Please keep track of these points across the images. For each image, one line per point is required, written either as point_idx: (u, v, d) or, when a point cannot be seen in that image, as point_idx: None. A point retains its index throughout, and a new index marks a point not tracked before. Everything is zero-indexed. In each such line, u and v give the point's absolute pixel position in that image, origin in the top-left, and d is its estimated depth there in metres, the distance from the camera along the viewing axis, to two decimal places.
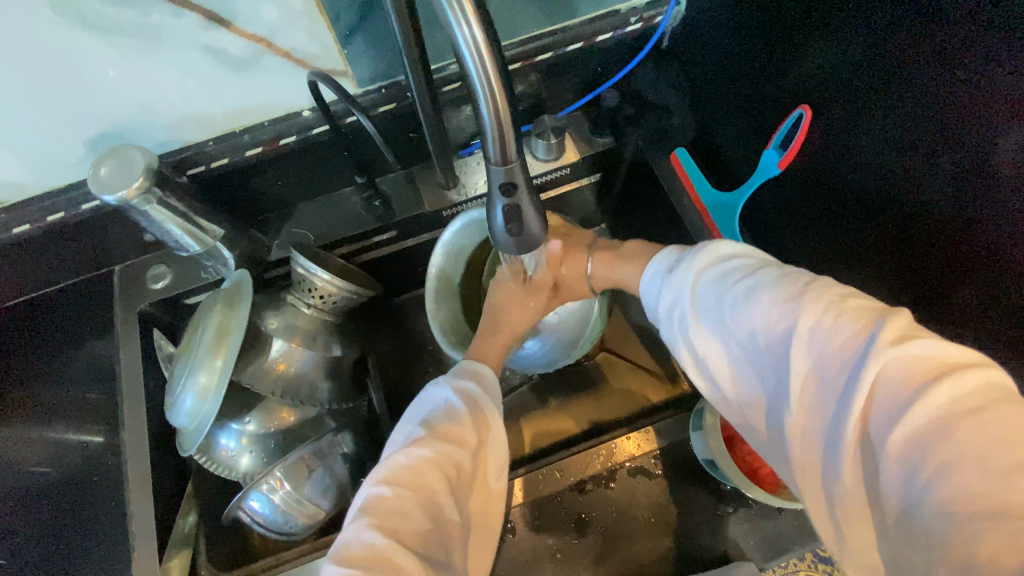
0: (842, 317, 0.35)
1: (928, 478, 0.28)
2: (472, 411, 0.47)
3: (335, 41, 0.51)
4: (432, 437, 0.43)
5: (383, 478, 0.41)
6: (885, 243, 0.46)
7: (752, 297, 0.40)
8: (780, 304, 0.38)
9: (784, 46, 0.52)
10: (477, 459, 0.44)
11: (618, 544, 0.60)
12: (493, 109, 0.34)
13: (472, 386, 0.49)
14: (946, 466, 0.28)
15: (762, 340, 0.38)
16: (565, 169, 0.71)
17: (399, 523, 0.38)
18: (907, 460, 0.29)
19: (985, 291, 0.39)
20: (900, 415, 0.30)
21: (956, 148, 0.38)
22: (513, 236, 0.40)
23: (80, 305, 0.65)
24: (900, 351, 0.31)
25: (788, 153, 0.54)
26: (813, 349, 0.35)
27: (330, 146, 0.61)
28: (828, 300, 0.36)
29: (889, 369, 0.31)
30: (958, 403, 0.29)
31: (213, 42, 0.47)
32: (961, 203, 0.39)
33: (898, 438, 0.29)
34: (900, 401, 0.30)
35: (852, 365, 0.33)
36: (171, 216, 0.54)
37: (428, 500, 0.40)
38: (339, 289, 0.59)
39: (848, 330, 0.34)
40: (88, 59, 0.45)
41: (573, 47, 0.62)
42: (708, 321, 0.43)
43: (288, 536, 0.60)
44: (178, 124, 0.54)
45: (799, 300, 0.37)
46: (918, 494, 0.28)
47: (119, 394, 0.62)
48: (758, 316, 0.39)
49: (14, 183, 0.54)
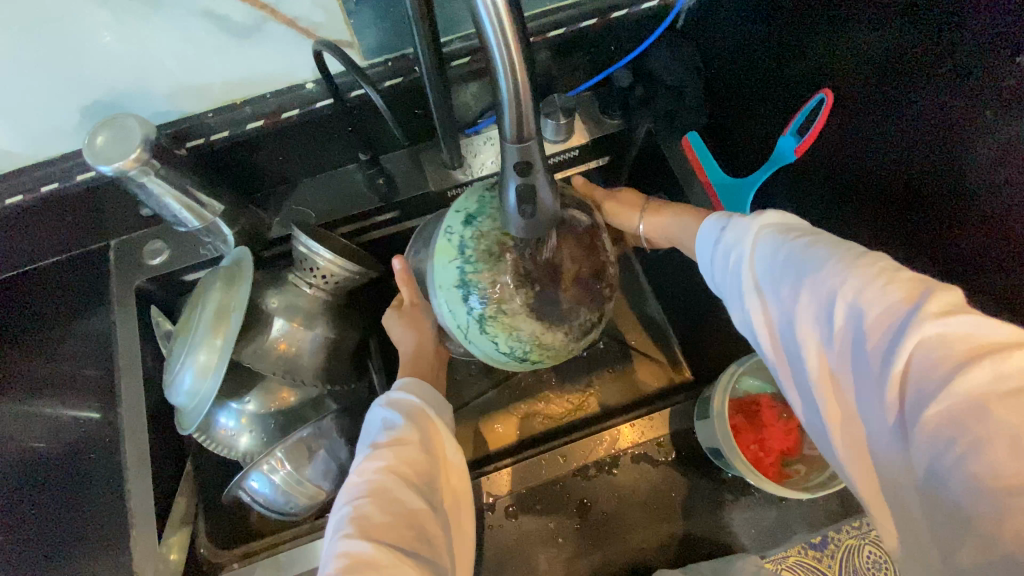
0: (888, 288, 0.32)
1: (959, 454, 0.28)
2: (413, 417, 0.48)
3: (341, 10, 0.49)
4: (380, 447, 0.44)
5: (347, 497, 0.42)
6: (901, 239, 0.46)
7: (797, 263, 0.38)
8: (824, 271, 0.36)
9: (810, 24, 0.50)
10: (432, 457, 0.46)
11: (620, 530, 0.59)
12: (512, 82, 0.32)
13: (408, 397, 0.50)
14: (977, 444, 0.27)
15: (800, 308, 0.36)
16: (574, 151, 0.69)
17: (367, 526, 0.39)
18: (939, 437, 0.29)
19: (1000, 283, 0.39)
20: (936, 392, 0.29)
21: (992, 141, 0.37)
22: (525, 217, 0.39)
23: (74, 279, 0.64)
24: (942, 326, 0.30)
25: (806, 138, 0.52)
26: (852, 316, 0.33)
27: (334, 121, 0.60)
28: (879, 267, 0.34)
29: (928, 344, 0.30)
30: (997, 383, 0.28)
31: (214, 7, 0.45)
32: (987, 195, 0.39)
33: (933, 416, 0.29)
34: (936, 377, 0.29)
35: (893, 338, 0.31)
36: (169, 189, 0.52)
37: (389, 501, 0.41)
38: (342, 269, 0.58)
39: (890, 298, 0.32)
40: (83, 22, 0.43)
41: (587, 23, 0.60)
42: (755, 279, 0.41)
43: (289, 517, 0.60)
44: (177, 94, 0.52)
45: (847, 266, 0.35)
46: (946, 468, 0.29)
47: (117, 371, 0.61)
48: (800, 284, 0.37)
49: (7, 153, 0.52)
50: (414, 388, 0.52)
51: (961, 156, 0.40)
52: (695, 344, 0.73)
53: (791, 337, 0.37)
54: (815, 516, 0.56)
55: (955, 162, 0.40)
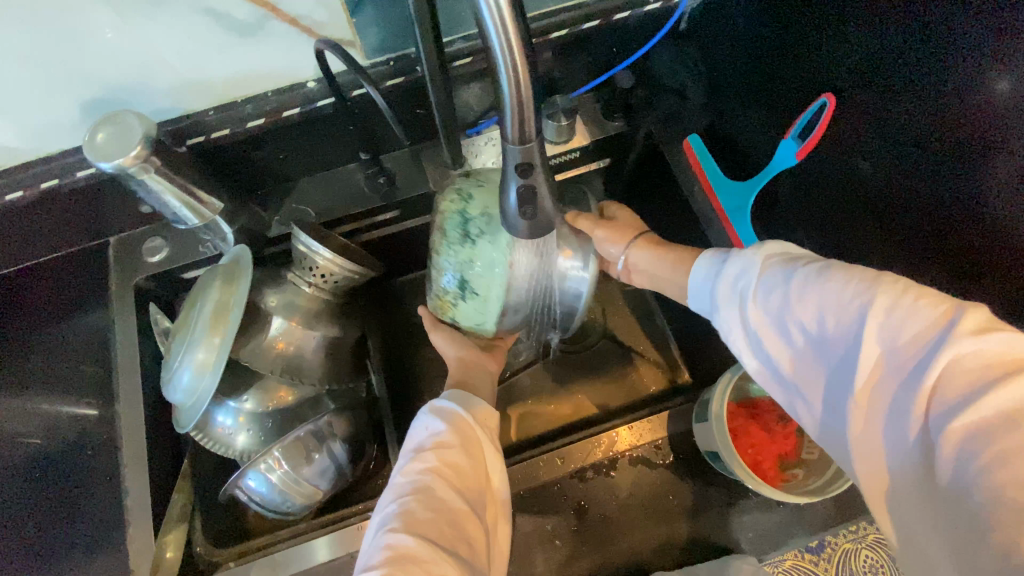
0: (919, 303, 0.31)
1: (989, 466, 0.27)
2: (460, 421, 0.48)
3: (343, 8, 0.49)
4: (421, 450, 0.45)
5: (392, 497, 0.43)
6: (907, 245, 0.46)
7: (817, 278, 0.36)
8: (847, 288, 0.34)
9: (811, 30, 0.50)
10: (477, 461, 0.46)
11: (616, 533, 0.59)
12: (515, 84, 0.33)
13: (452, 402, 0.50)
14: (1008, 455, 0.26)
15: (824, 326, 0.35)
16: (575, 153, 0.69)
17: (411, 523, 0.40)
18: (969, 449, 0.28)
19: (1008, 289, 0.39)
20: (970, 404, 0.28)
21: (995, 151, 0.37)
22: (526, 218, 0.39)
23: (73, 275, 0.64)
24: (980, 342, 0.28)
25: (807, 143, 0.52)
26: (885, 329, 0.32)
27: (336, 120, 0.60)
28: (908, 282, 0.32)
29: (966, 358, 0.29)
30: None
31: (216, 5, 0.45)
32: (985, 206, 0.38)
33: (964, 428, 0.28)
34: (974, 392, 0.28)
35: (928, 353, 0.30)
36: (169, 186, 0.52)
37: (430, 499, 0.42)
38: (341, 268, 0.58)
39: (922, 313, 0.31)
40: (84, 19, 0.43)
41: (589, 24, 0.60)
42: (773, 288, 0.39)
43: (286, 516, 0.60)
44: (179, 91, 0.52)
45: (873, 282, 0.33)
46: (974, 479, 0.27)
47: (115, 369, 0.61)
48: (821, 300, 0.35)
49: (6, 149, 0.52)
50: (459, 395, 0.52)
51: (961, 166, 0.40)
52: (694, 347, 0.73)
53: (813, 354, 0.35)
54: (815, 522, 0.56)
55: (956, 170, 0.40)
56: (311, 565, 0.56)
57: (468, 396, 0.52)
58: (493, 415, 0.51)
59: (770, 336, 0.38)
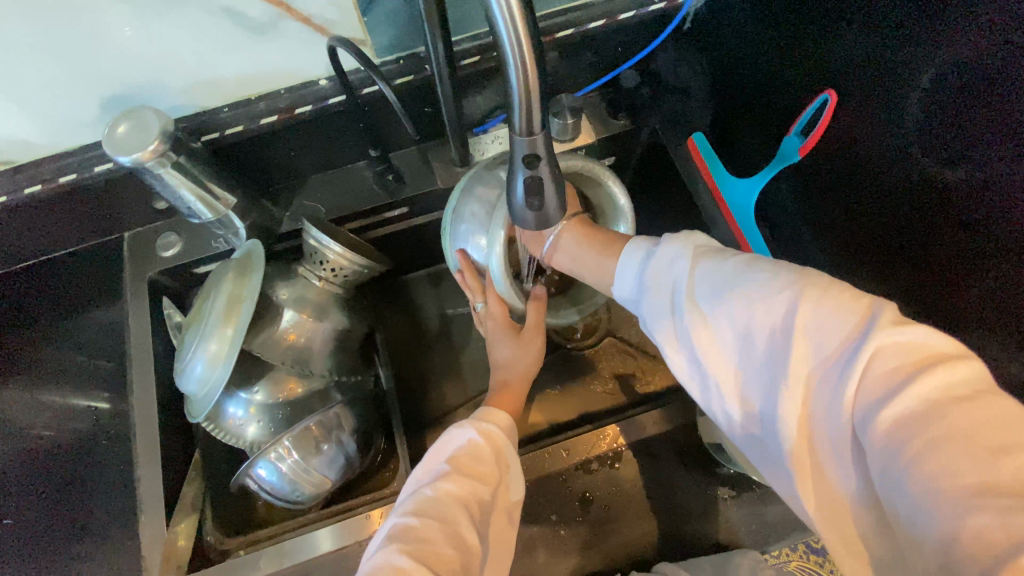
0: (840, 302, 0.33)
1: (912, 459, 0.27)
2: (493, 449, 0.48)
3: (354, 7, 0.50)
4: (456, 473, 0.45)
5: (410, 510, 0.42)
6: (902, 238, 0.46)
7: (741, 283, 0.38)
8: (773, 291, 0.36)
9: (812, 28, 0.50)
10: (497, 493, 0.46)
11: (619, 524, 0.61)
12: (522, 78, 0.34)
13: (493, 429, 0.50)
14: (933, 446, 0.27)
15: (756, 329, 0.36)
16: (580, 151, 0.70)
17: (427, 551, 0.38)
18: (894, 441, 0.28)
19: (994, 283, 0.40)
20: (889, 397, 0.29)
21: (986, 146, 0.38)
22: (531, 210, 0.40)
23: (88, 269, 0.65)
24: (897, 335, 0.30)
25: (809, 140, 0.53)
26: (810, 332, 0.33)
27: (346, 118, 0.61)
28: (824, 283, 0.34)
29: (887, 352, 0.30)
30: (948, 389, 0.28)
31: (232, 3, 0.46)
32: (977, 199, 0.39)
33: (888, 419, 0.29)
34: (894, 385, 0.29)
35: (851, 351, 0.31)
36: (184, 180, 0.53)
37: (451, 528, 0.40)
38: (351, 263, 0.59)
39: (843, 313, 0.32)
40: (104, 17, 0.45)
41: (595, 24, 0.61)
42: (704, 297, 0.40)
43: (294, 505, 0.61)
44: (195, 88, 0.54)
45: (794, 284, 0.35)
46: (902, 475, 0.28)
47: (129, 360, 0.62)
48: (749, 303, 0.36)
49: (27, 143, 0.54)
50: (495, 415, 0.53)
51: (955, 160, 0.40)
52: None
53: (750, 355, 0.36)
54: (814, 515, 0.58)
55: (949, 165, 0.41)
56: (318, 554, 0.56)
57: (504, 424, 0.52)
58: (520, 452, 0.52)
59: (706, 343, 0.39)
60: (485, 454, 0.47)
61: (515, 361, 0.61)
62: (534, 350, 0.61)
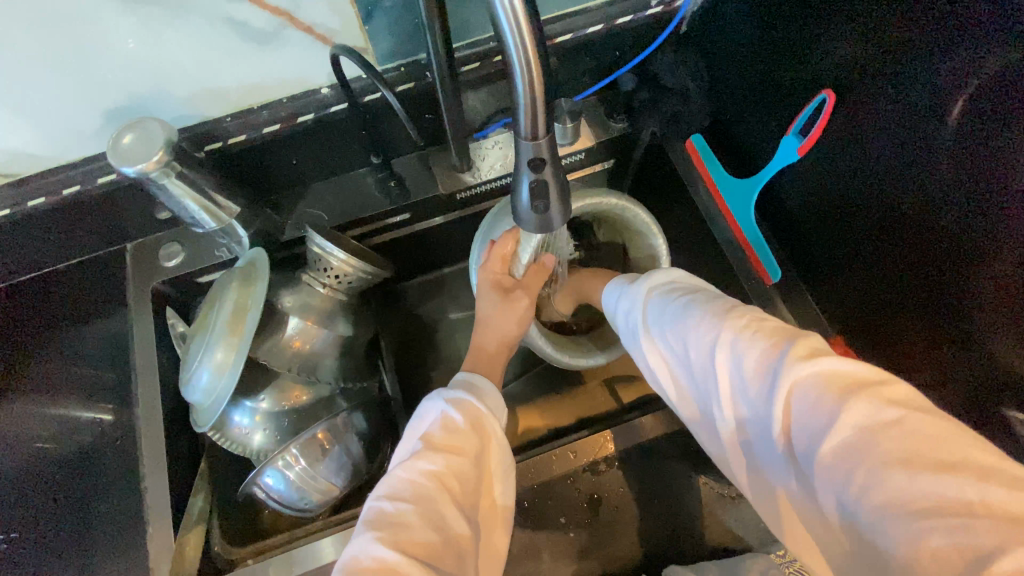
0: (757, 342, 0.38)
1: (853, 485, 0.30)
2: (470, 420, 0.47)
3: (356, 16, 0.50)
4: (432, 450, 0.44)
5: (387, 493, 0.43)
6: (907, 241, 0.47)
7: (683, 321, 0.44)
8: (711, 334, 0.41)
9: (806, 29, 0.51)
10: (481, 465, 0.45)
11: (626, 524, 0.61)
12: (527, 82, 0.34)
13: (466, 396, 0.49)
14: (871, 473, 0.30)
15: (697, 363, 0.42)
16: (580, 154, 0.70)
17: (403, 537, 0.39)
18: (834, 471, 0.31)
19: (996, 273, 0.40)
20: (821, 428, 0.32)
21: (990, 148, 0.38)
22: (537, 213, 0.41)
23: (92, 281, 0.65)
24: (809, 367, 0.34)
25: (808, 139, 0.54)
26: (737, 368, 0.38)
27: (347, 125, 0.61)
28: (746, 322, 0.39)
29: (807, 382, 0.34)
30: (871, 416, 0.31)
31: (235, 14, 0.47)
32: (974, 206, 0.40)
33: (827, 452, 0.32)
34: (816, 416, 0.33)
35: (773, 385, 0.35)
36: (188, 190, 0.53)
37: (431, 512, 0.41)
38: (355, 269, 0.59)
39: (762, 349, 0.37)
40: (108, 30, 0.45)
41: (593, 29, 0.62)
42: (660, 337, 0.46)
43: (304, 512, 0.61)
44: (197, 98, 0.54)
45: (720, 324, 0.41)
46: (853, 499, 0.31)
47: (133, 369, 0.62)
48: (690, 341, 0.42)
49: (30, 156, 0.54)
50: (474, 386, 0.51)
51: (954, 157, 0.41)
52: None
53: (698, 389, 0.42)
54: None
55: (951, 165, 0.41)
56: (322, 564, 0.56)
57: (482, 391, 0.51)
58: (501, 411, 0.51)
59: (669, 375, 0.45)
60: (463, 422, 0.46)
61: (497, 322, 0.61)
62: (520, 314, 0.61)
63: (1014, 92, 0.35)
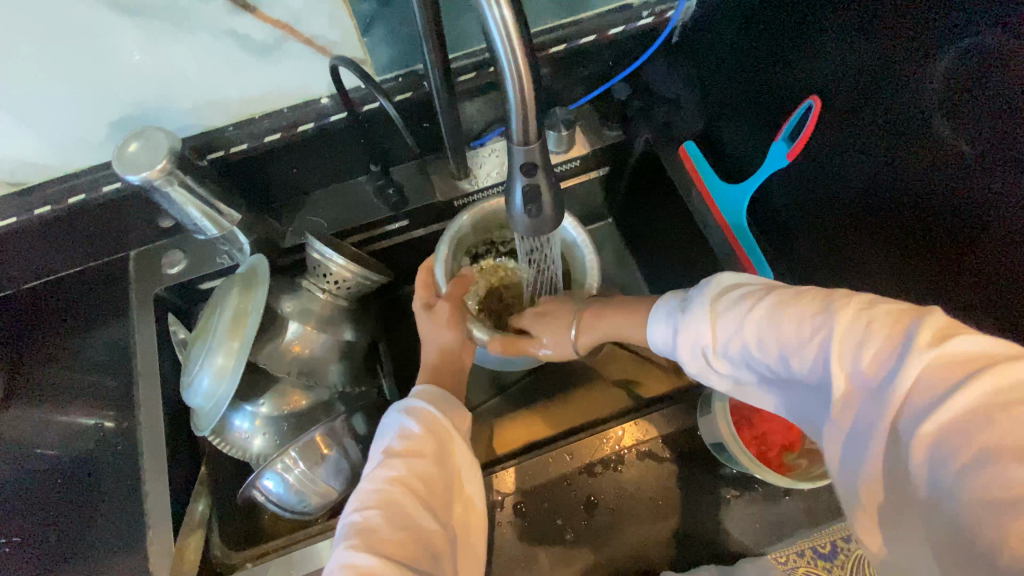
0: (872, 321, 0.33)
1: (961, 467, 0.28)
2: (427, 425, 0.47)
3: (355, 29, 0.52)
4: (392, 457, 0.45)
5: (356, 505, 0.43)
6: (903, 233, 0.47)
7: (771, 301, 0.38)
8: (812, 309, 0.36)
9: (793, 38, 0.52)
10: (445, 466, 0.46)
11: (624, 528, 0.61)
12: (518, 90, 0.35)
13: (421, 403, 0.49)
14: (984, 454, 0.27)
15: (790, 344, 0.36)
16: (575, 161, 0.72)
17: (374, 542, 0.40)
18: (940, 454, 0.29)
19: (984, 260, 0.41)
20: (938, 410, 0.29)
21: (974, 153, 0.39)
22: (529, 217, 0.42)
23: (95, 288, 0.66)
24: (941, 350, 0.30)
25: (796, 144, 0.55)
26: (847, 352, 0.33)
27: (347, 134, 0.63)
28: (855, 303, 0.34)
29: (931, 366, 0.30)
30: (997, 400, 0.28)
31: (237, 27, 0.49)
32: (958, 202, 0.41)
33: (930, 434, 0.29)
34: (937, 400, 0.29)
35: (897, 369, 0.31)
36: (191, 198, 0.54)
37: (398, 517, 0.41)
38: (354, 274, 0.60)
39: (881, 330, 0.32)
40: (115, 43, 0.47)
41: (586, 39, 0.63)
42: (733, 317, 0.40)
43: (303, 516, 0.61)
44: (201, 108, 0.55)
45: (824, 305, 0.35)
46: (952, 482, 0.28)
47: (134, 375, 0.63)
48: (781, 321, 0.37)
49: (38, 165, 0.55)
50: (428, 393, 0.51)
51: (932, 157, 0.42)
52: None
53: (783, 371, 0.37)
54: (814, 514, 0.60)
55: (936, 170, 0.42)
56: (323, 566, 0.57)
57: (438, 395, 0.51)
58: (465, 412, 0.51)
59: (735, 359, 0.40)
60: (418, 429, 0.47)
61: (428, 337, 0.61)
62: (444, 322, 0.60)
63: (988, 93, 0.37)
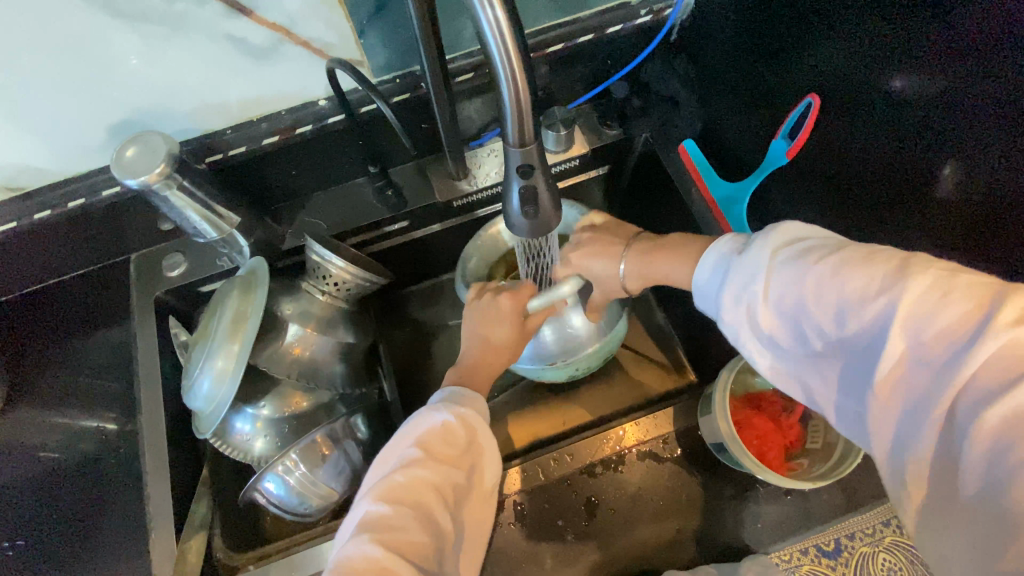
0: (947, 294, 0.30)
1: (1016, 465, 0.26)
2: (467, 432, 0.48)
3: (351, 31, 0.52)
4: (429, 457, 0.45)
5: (381, 495, 0.43)
6: (920, 219, 0.45)
7: (835, 265, 0.35)
8: (883, 271, 0.33)
9: (792, 36, 0.52)
10: (472, 476, 0.47)
11: (625, 528, 0.61)
12: (513, 91, 0.35)
13: (463, 406, 0.49)
14: None
15: (848, 312, 0.34)
16: (574, 161, 0.72)
17: (396, 538, 0.40)
18: (1000, 445, 0.27)
19: (1009, 240, 0.39)
20: (1003, 397, 0.27)
21: (995, 146, 0.38)
22: (527, 218, 0.42)
23: (96, 292, 0.66)
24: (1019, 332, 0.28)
25: (796, 141, 0.54)
26: (909, 325, 0.31)
27: (345, 136, 0.63)
28: (935, 275, 0.31)
29: (1006, 351, 0.28)
30: None
31: (233, 31, 0.49)
32: (971, 193, 0.41)
33: (993, 424, 0.27)
34: (996, 392, 0.27)
35: (960, 351, 0.29)
36: (190, 202, 0.54)
37: (424, 516, 0.42)
38: (353, 276, 0.60)
39: (957, 307, 0.30)
40: (113, 48, 0.47)
41: (583, 38, 0.63)
42: (788, 281, 0.37)
43: (304, 518, 0.62)
44: (199, 111, 0.55)
45: (897, 272, 0.32)
46: (1006, 476, 0.27)
47: (135, 379, 0.63)
48: (844, 285, 0.34)
49: (37, 170, 0.55)
50: (472, 399, 0.51)
51: (937, 151, 0.42)
52: (697, 348, 0.75)
53: (827, 344, 0.35)
54: (816, 513, 0.59)
55: (953, 164, 0.41)
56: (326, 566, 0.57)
57: (479, 404, 0.51)
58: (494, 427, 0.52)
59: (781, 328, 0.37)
60: (460, 436, 0.47)
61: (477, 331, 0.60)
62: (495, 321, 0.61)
63: (993, 86, 0.37)
